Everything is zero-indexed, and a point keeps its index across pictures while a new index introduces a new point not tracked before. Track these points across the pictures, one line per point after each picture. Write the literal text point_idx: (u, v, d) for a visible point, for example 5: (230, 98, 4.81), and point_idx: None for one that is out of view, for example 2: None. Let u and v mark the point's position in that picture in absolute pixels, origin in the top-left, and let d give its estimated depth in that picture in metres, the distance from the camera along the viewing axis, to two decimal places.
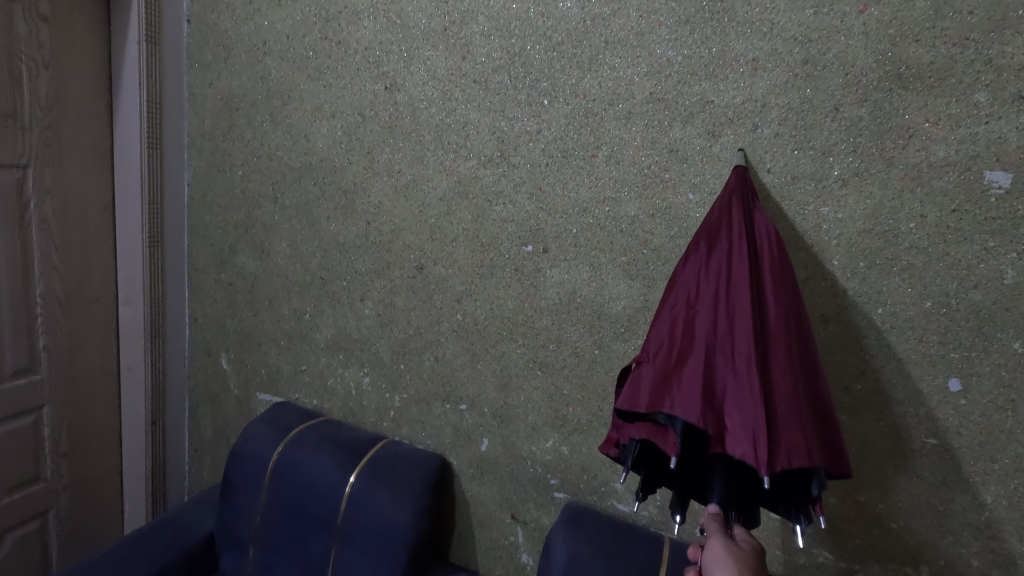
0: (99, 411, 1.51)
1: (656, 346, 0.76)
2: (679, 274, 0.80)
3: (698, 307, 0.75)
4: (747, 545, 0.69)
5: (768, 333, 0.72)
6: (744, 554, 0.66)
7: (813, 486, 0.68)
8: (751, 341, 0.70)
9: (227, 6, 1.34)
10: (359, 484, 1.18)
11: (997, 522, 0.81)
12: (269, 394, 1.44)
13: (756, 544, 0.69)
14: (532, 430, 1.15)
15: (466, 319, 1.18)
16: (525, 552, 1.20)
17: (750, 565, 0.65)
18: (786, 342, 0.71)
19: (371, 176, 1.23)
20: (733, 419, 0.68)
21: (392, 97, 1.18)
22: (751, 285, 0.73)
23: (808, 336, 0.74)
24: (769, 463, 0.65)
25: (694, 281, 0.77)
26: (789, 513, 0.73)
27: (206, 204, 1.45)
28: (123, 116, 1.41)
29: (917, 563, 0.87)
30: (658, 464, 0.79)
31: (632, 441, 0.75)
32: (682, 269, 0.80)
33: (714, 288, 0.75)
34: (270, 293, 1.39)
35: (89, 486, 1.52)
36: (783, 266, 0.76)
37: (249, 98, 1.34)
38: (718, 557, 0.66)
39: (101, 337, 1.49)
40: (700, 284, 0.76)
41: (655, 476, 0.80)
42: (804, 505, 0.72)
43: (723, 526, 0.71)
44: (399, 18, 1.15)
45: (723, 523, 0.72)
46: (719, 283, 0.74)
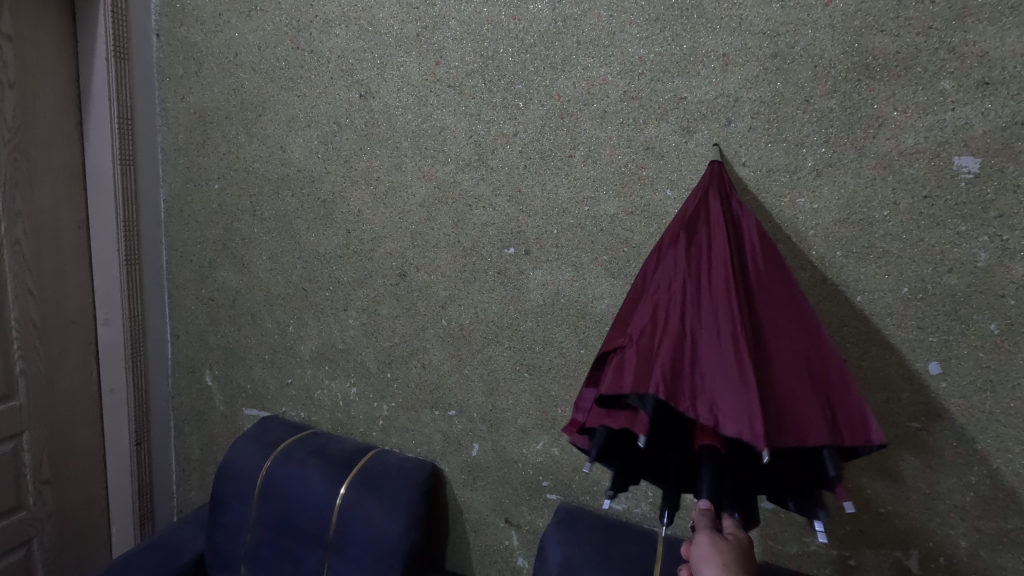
0: (81, 435, 1.48)
1: (638, 330, 0.73)
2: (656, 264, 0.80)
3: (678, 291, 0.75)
4: (734, 537, 0.69)
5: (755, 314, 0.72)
6: (733, 549, 0.66)
7: (828, 466, 0.68)
8: (737, 320, 0.69)
9: (196, 18, 1.32)
10: (350, 496, 1.16)
11: (981, 503, 0.83)
12: (256, 409, 1.42)
13: (745, 539, 0.70)
14: (522, 433, 1.14)
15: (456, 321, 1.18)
16: (520, 556, 1.19)
17: (737, 557, 0.66)
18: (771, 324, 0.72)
19: (349, 185, 1.22)
20: (724, 399, 0.66)
21: (367, 105, 1.17)
22: (733, 268, 0.74)
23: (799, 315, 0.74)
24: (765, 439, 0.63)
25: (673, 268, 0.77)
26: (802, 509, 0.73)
27: (183, 219, 1.43)
28: (93, 134, 1.38)
29: (907, 547, 0.88)
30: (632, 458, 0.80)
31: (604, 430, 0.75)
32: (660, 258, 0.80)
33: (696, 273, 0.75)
34: (253, 306, 1.38)
35: (74, 511, 1.49)
36: (762, 254, 0.77)
37: (222, 110, 1.33)
38: (707, 554, 0.65)
39: (80, 359, 1.46)
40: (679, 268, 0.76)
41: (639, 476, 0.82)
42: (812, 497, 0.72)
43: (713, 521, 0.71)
44: (370, 24, 1.14)
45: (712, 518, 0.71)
46: (702, 268, 0.75)
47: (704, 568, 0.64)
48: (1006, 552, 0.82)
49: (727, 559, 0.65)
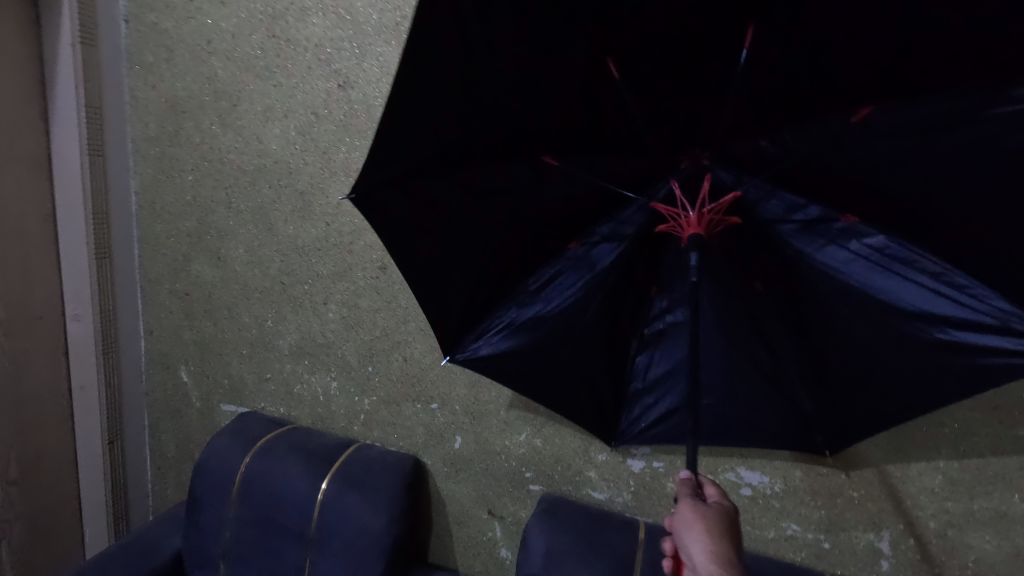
0: (52, 436, 1.41)
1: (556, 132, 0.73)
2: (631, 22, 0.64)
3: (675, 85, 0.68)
4: (718, 506, 0.65)
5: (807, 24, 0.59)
6: (717, 519, 0.63)
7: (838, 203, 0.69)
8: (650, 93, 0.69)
9: (166, 4, 1.27)
10: (332, 492, 1.16)
11: (949, 485, 0.87)
12: (234, 405, 1.41)
13: (730, 506, 0.66)
14: (505, 425, 1.15)
15: (357, 186, 0.72)
16: (503, 547, 1.21)
17: (723, 529, 0.62)
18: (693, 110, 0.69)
19: (328, 176, 1.20)
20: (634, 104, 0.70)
21: (346, 95, 1.15)
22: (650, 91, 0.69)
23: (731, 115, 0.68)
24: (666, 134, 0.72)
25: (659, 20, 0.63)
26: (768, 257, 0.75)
27: (155, 212, 1.39)
28: (61, 124, 1.30)
29: (879, 528, 0.92)
30: (573, 322, 0.82)
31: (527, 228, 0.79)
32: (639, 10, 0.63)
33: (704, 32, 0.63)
34: (230, 301, 1.35)
35: (45, 512, 1.42)
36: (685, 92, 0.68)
37: (195, 100, 1.29)
38: (690, 526, 0.62)
39: (49, 356, 1.38)
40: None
41: (609, 357, 0.85)
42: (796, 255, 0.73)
43: (695, 490, 0.67)
44: (349, 13, 1.11)
45: (695, 487, 0.67)
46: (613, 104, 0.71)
47: (688, 541, 0.61)
48: (973, 532, 0.86)
49: (712, 530, 0.61)
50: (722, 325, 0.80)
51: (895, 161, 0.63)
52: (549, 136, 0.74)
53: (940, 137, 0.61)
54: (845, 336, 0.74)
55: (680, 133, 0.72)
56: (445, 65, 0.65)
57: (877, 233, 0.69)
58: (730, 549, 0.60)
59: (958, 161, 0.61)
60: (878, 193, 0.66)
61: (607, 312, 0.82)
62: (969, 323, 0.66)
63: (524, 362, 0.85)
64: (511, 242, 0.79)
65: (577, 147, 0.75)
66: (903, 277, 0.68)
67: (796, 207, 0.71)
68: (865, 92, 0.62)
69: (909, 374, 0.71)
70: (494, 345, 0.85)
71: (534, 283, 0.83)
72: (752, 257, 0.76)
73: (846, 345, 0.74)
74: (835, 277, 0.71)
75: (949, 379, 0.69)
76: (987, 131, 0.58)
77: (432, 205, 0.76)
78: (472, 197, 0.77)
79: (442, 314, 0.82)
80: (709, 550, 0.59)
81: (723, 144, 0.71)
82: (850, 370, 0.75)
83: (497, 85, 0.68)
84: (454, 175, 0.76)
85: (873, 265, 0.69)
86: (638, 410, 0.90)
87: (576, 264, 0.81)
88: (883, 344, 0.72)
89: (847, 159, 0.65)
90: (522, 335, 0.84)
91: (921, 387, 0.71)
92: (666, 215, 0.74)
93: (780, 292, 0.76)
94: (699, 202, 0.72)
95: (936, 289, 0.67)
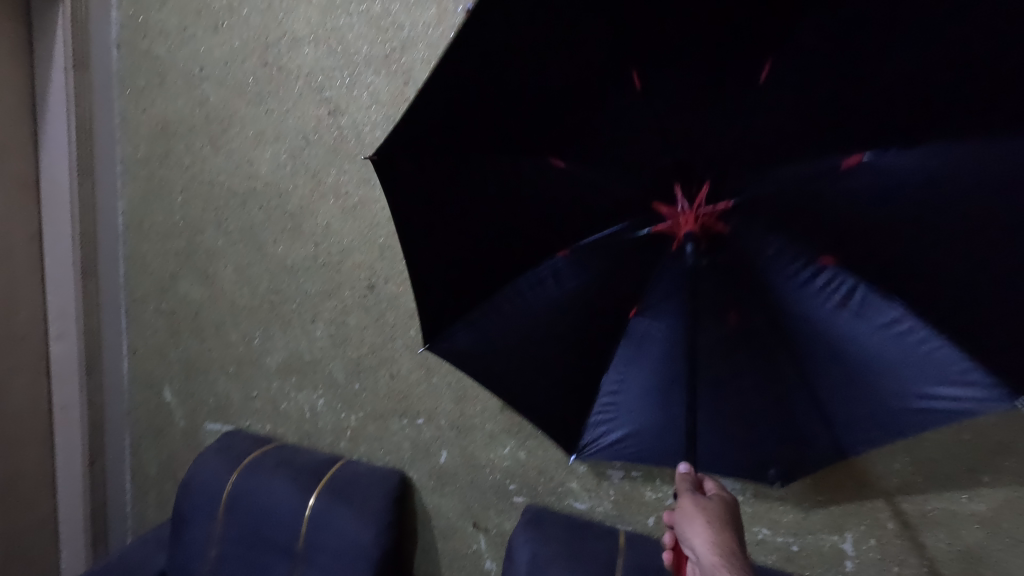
0: (32, 457, 1.40)
1: (565, 136, 0.76)
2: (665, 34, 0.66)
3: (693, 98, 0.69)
4: (717, 500, 0.71)
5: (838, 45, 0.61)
6: (718, 506, 0.69)
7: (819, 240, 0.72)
8: (669, 105, 0.70)
9: (159, 31, 1.31)
10: (320, 507, 1.18)
11: (904, 487, 0.94)
12: (219, 422, 1.42)
13: (728, 496, 0.73)
14: (490, 438, 1.19)
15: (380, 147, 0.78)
16: (488, 558, 1.24)
17: (724, 515, 0.68)
18: (705, 124, 0.70)
19: (318, 198, 1.24)
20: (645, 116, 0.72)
21: (336, 121, 1.19)
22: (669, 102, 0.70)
23: (741, 133, 0.69)
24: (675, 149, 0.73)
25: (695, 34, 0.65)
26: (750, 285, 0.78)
27: (143, 231, 1.41)
28: (52, 145, 1.33)
29: (842, 530, 0.98)
30: (557, 323, 0.85)
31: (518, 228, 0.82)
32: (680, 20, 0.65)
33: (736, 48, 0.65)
34: (217, 319, 1.37)
35: (22, 535, 1.40)
36: (702, 106, 0.69)
37: (186, 123, 1.32)
38: (694, 514, 0.68)
39: (31, 375, 1.38)
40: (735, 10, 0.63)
41: (593, 363, 0.87)
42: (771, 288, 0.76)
43: (694, 483, 0.73)
44: (340, 44, 1.16)
45: (693, 480, 0.74)
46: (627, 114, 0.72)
47: (692, 535, 0.66)
48: (926, 531, 0.94)
49: (713, 522, 0.67)
50: (710, 347, 0.83)
51: (871, 208, 0.67)
52: (560, 137, 0.76)
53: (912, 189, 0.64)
54: (813, 368, 0.78)
55: (687, 150, 0.72)
56: (485, 53, 0.69)
57: (849, 277, 0.71)
58: (731, 538, 0.66)
59: (937, 213, 0.63)
60: (854, 235, 0.69)
61: (593, 314, 0.84)
62: (929, 373, 0.68)
63: (500, 356, 0.87)
64: (504, 236, 0.82)
65: (584, 152, 0.76)
66: (869, 321, 0.71)
67: (782, 242, 0.74)
68: (867, 129, 0.64)
69: (865, 410, 0.75)
70: (466, 334, 0.88)
71: (524, 283, 0.85)
72: (733, 289, 0.79)
73: (812, 377, 0.78)
74: (808, 311, 0.75)
75: (898, 418, 0.73)
76: (966, 186, 0.61)
77: (441, 184, 0.79)
78: (478, 185, 0.79)
79: (428, 291, 0.85)
80: (712, 532, 0.66)
81: (728, 165, 0.72)
82: (812, 402, 0.79)
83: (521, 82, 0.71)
84: (466, 159, 0.78)
85: (843, 307, 0.73)
86: (603, 426, 0.91)
87: (570, 268, 0.83)
88: (848, 381, 0.76)
89: (826, 205, 0.69)
90: (507, 331, 0.86)
91: (877, 427, 0.75)
92: (665, 213, 0.77)
93: (758, 326, 0.79)
94: (694, 204, 0.75)
95: (898, 338, 0.70)
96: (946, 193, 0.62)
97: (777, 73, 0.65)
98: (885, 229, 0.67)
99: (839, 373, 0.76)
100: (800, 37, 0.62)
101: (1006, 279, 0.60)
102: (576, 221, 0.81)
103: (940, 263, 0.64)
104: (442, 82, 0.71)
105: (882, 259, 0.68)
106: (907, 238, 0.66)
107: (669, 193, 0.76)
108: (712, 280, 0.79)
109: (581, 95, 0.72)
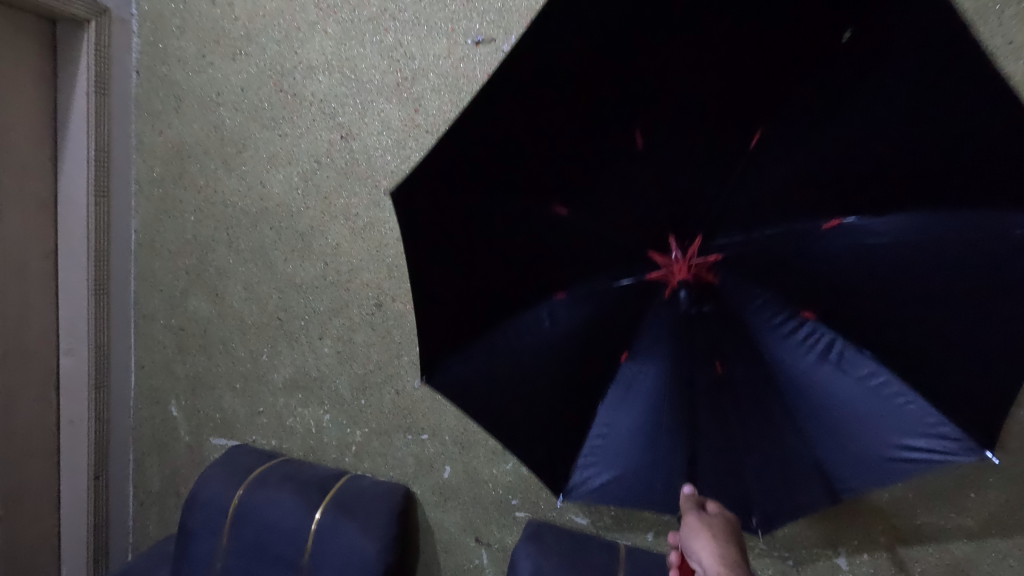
0: (36, 471, 1.41)
1: (571, 186, 0.79)
2: (670, 94, 0.70)
3: (691, 158, 0.74)
4: (719, 514, 0.74)
5: (824, 116, 0.68)
6: (721, 524, 0.72)
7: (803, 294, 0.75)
8: (670, 162, 0.75)
9: (177, 58, 1.36)
10: (325, 521, 1.20)
11: (895, 502, 0.97)
12: (224, 438, 1.43)
13: (732, 515, 0.75)
14: (493, 453, 1.22)
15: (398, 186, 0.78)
16: (490, 573, 1.26)
17: (727, 533, 0.71)
18: (701, 179, 0.75)
19: (328, 219, 1.28)
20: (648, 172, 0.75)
21: (348, 145, 1.24)
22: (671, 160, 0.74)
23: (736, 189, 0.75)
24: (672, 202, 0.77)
25: (696, 96, 0.70)
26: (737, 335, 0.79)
27: (154, 250, 1.44)
28: (69, 166, 1.37)
29: (835, 545, 1.01)
30: (552, 358, 0.84)
31: (519, 270, 0.84)
32: (681, 84, 0.69)
33: (732, 114, 0.71)
34: (225, 335, 1.40)
35: (24, 550, 1.40)
36: (701, 164, 0.74)
37: (201, 146, 1.37)
38: (697, 530, 0.71)
39: (39, 390, 1.40)
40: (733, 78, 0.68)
41: (584, 397, 0.86)
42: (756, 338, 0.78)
43: (698, 504, 0.76)
44: (353, 73, 1.22)
45: (697, 502, 0.76)
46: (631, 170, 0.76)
47: (698, 548, 0.69)
48: (916, 545, 0.97)
49: (717, 535, 0.70)
50: (701, 397, 0.81)
51: (853, 266, 0.71)
52: (565, 188, 0.79)
53: (892, 250, 0.70)
54: (796, 423, 0.77)
55: (684, 206, 0.77)
56: (508, 106, 0.71)
57: (828, 331, 0.75)
58: (734, 550, 0.69)
59: (910, 275, 0.69)
60: (835, 291, 0.73)
61: (585, 350, 0.84)
62: (905, 424, 0.72)
63: (494, 390, 0.84)
64: (505, 277, 0.83)
65: (588, 203, 0.79)
66: (848, 372, 0.75)
67: (767, 295, 0.77)
68: (850, 197, 0.71)
69: (848, 468, 0.74)
70: (459, 366, 0.85)
71: (522, 323, 0.85)
72: (719, 340, 0.80)
73: (796, 431, 0.77)
74: (791, 363, 0.77)
75: (880, 472, 0.72)
76: (941, 249, 0.68)
77: (454, 225, 0.80)
78: (486, 230, 0.81)
79: (427, 322, 0.83)
80: (714, 547, 0.68)
81: (722, 220, 0.77)
82: (797, 458, 0.77)
83: (537, 137, 0.74)
84: (478, 208, 0.80)
85: (824, 360, 0.76)
86: (590, 469, 0.87)
87: (564, 304, 0.84)
88: (828, 436, 0.76)
89: (807, 263, 0.73)
90: (501, 367, 0.85)
91: (862, 484, 0.73)
92: (659, 262, 0.80)
93: (745, 378, 0.79)
94: (688, 254, 0.78)
95: (876, 389, 0.73)
96: (918, 256, 0.69)
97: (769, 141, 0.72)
98: (867, 288, 0.71)
99: (824, 427, 0.76)
100: (788, 108, 0.69)
101: (983, 333, 0.67)
102: (570, 264, 0.83)
103: (915, 319, 0.69)
104: (462, 135, 0.73)
105: (865, 311, 0.72)
106: (885, 298, 0.70)
107: (663, 243, 0.80)
108: (701, 329, 0.80)
109: (588, 147, 0.75)
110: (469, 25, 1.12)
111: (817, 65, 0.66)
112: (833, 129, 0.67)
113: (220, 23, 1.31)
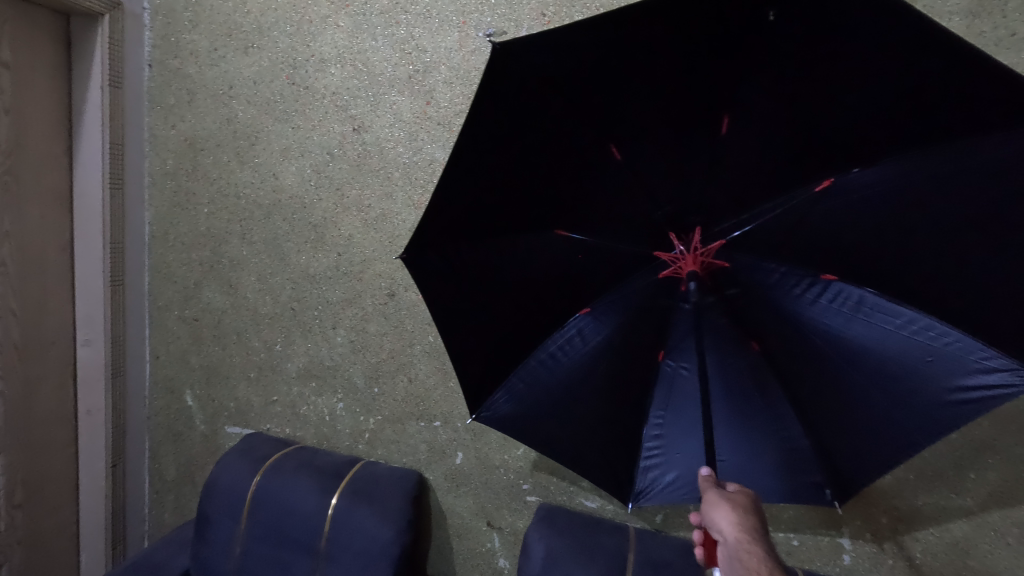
0: (56, 459, 1.44)
1: (563, 203, 0.81)
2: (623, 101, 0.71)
3: (665, 155, 0.74)
4: (739, 489, 0.73)
5: (787, 99, 0.66)
6: (743, 500, 0.70)
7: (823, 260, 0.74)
8: (647, 165, 0.76)
9: (191, 52, 1.38)
10: (341, 506, 1.22)
11: (897, 483, 1.01)
12: (239, 427, 1.46)
13: (749, 491, 0.74)
14: (504, 440, 1.24)
15: (408, 251, 0.83)
16: (502, 556, 1.29)
17: (748, 507, 0.69)
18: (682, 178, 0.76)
19: (341, 211, 1.30)
20: (629, 176, 0.77)
21: (360, 138, 1.26)
22: (647, 164, 0.76)
23: (722, 185, 0.75)
24: (663, 206, 0.78)
25: (654, 100, 0.70)
26: (761, 309, 0.79)
27: (168, 242, 1.46)
28: (85, 159, 1.39)
29: (840, 526, 1.05)
30: (589, 383, 0.86)
31: (539, 289, 0.85)
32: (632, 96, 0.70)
33: (690, 108, 0.69)
34: (239, 326, 1.42)
35: (44, 537, 1.43)
36: (679, 166, 0.75)
37: (214, 138, 1.38)
38: (720, 505, 0.69)
39: (58, 380, 1.42)
40: (680, 76, 0.67)
41: (618, 410, 0.87)
42: (781, 310, 0.77)
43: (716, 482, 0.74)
44: (366, 66, 1.24)
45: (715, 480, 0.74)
46: (610, 176, 0.78)
47: (717, 519, 0.68)
48: (918, 526, 1.00)
49: (736, 506, 0.69)
50: (729, 382, 0.83)
51: (880, 222, 0.69)
52: (559, 210, 0.82)
53: (913, 197, 0.66)
54: (830, 387, 0.77)
55: (675, 206, 0.78)
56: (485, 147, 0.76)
57: (855, 287, 0.73)
58: (754, 520, 0.68)
59: (938, 224, 0.66)
60: (857, 254, 0.71)
61: (612, 369, 0.86)
62: (950, 368, 0.68)
63: (543, 419, 0.88)
64: (529, 301, 0.86)
65: (584, 222, 0.82)
66: (883, 326, 0.72)
67: (783, 267, 0.77)
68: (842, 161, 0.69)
69: (899, 417, 0.72)
70: (509, 398, 0.89)
71: (555, 343, 0.88)
72: (741, 317, 0.80)
73: (831, 394, 0.77)
74: (823, 326, 0.75)
75: (939, 415, 0.69)
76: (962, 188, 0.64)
77: (466, 268, 0.84)
78: (503, 262, 0.84)
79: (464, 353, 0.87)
80: (738, 521, 0.67)
81: (713, 209, 0.77)
82: (836, 417, 0.77)
83: (514, 167, 0.78)
84: (488, 245, 0.84)
85: (855, 317, 0.73)
86: (655, 470, 0.89)
87: (592, 324, 0.86)
88: (871, 392, 0.74)
89: (829, 225, 0.72)
90: (531, 379, 0.88)
91: (917, 431, 0.71)
92: (665, 259, 0.81)
93: (779, 348, 0.79)
94: (694, 248, 0.78)
95: (911, 338, 0.71)
96: (920, 201, 0.66)
97: (736, 127, 0.70)
98: (871, 245, 0.70)
99: (862, 385, 0.74)
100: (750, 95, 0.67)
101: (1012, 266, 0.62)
102: (586, 275, 0.85)
103: (947, 269, 0.66)
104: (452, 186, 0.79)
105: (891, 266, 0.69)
106: (892, 250, 0.69)
107: (665, 241, 0.81)
108: (718, 315, 0.81)
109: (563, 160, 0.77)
110: (480, 18, 1.13)
111: (765, 51, 0.63)
112: (799, 113, 0.66)
113: (232, 17, 1.32)
